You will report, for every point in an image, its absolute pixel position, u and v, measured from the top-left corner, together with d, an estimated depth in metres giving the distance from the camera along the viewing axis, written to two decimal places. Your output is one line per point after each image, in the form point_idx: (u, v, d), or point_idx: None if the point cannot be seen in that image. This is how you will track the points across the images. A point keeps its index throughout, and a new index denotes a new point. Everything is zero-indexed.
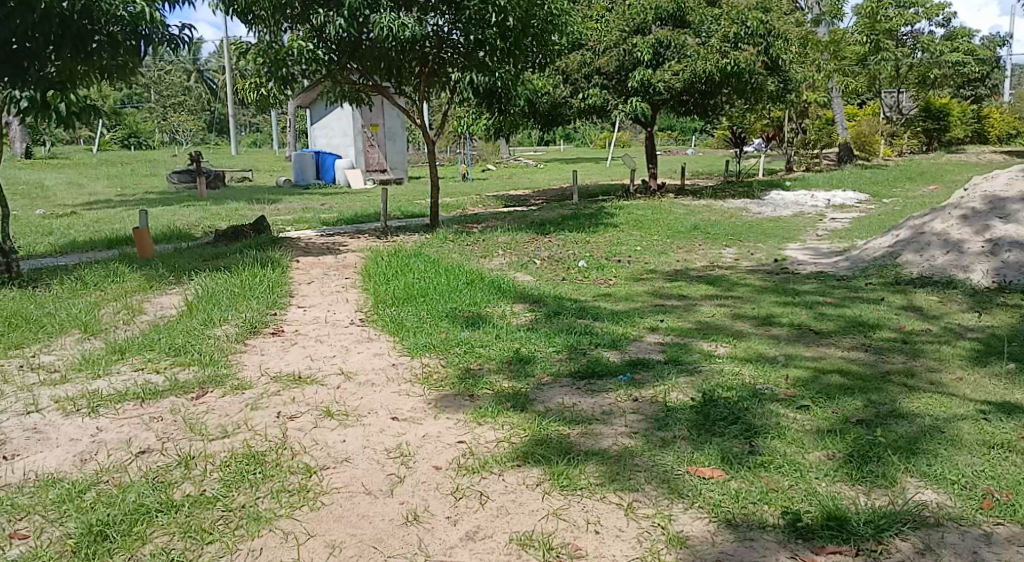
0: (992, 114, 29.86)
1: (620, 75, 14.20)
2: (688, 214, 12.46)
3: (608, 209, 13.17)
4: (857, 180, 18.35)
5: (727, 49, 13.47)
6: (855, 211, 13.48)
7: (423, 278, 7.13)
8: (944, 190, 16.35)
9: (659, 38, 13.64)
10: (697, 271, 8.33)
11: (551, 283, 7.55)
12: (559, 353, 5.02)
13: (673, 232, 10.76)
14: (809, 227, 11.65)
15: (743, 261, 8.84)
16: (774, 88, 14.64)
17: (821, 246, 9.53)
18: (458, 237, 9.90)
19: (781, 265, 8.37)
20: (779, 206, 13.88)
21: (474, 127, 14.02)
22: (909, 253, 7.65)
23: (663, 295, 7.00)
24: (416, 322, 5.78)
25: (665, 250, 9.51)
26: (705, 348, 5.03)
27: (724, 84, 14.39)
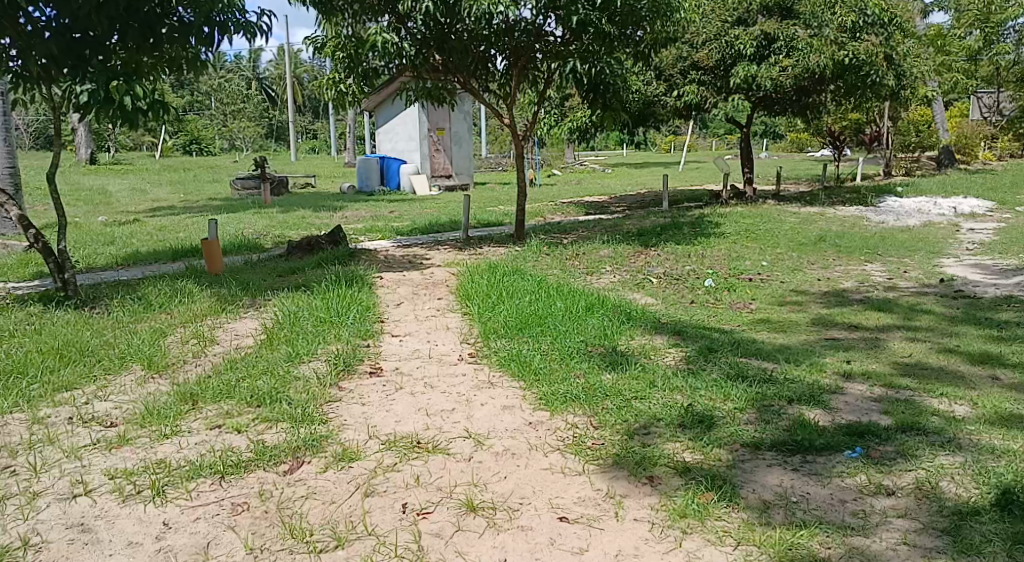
0: None
1: (720, 71, 12.95)
2: (802, 224, 11.20)
3: (709, 217, 11.97)
4: (970, 186, 16.76)
5: (843, 40, 12.20)
6: (990, 220, 12.04)
7: (534, 298, 6.04)
8: None
9: (765, 30, 12.41)
10: (848, 294, 7.09)
11: (683, 308, 6.39)
12: (747, 411, 3.92)
13: (796, 243, 9.54)
14: (948, 239, 10.25)
15: (899, 282, 7.59)
16: (892, 86, 13.26)
17: (991, 262, 8.47)
18: (556, 249, 8.84)
19: (951, 286, 7.37)
20: (900, 214, 12.47)
21: (560, 127, 12.92)
22: None
23: (828, 328, 5.88)
24: (544, 358, 4.67)
25: (795, 266, 8.28)
26: (940, 417, 3.94)
27: (836, 79, 13.05)
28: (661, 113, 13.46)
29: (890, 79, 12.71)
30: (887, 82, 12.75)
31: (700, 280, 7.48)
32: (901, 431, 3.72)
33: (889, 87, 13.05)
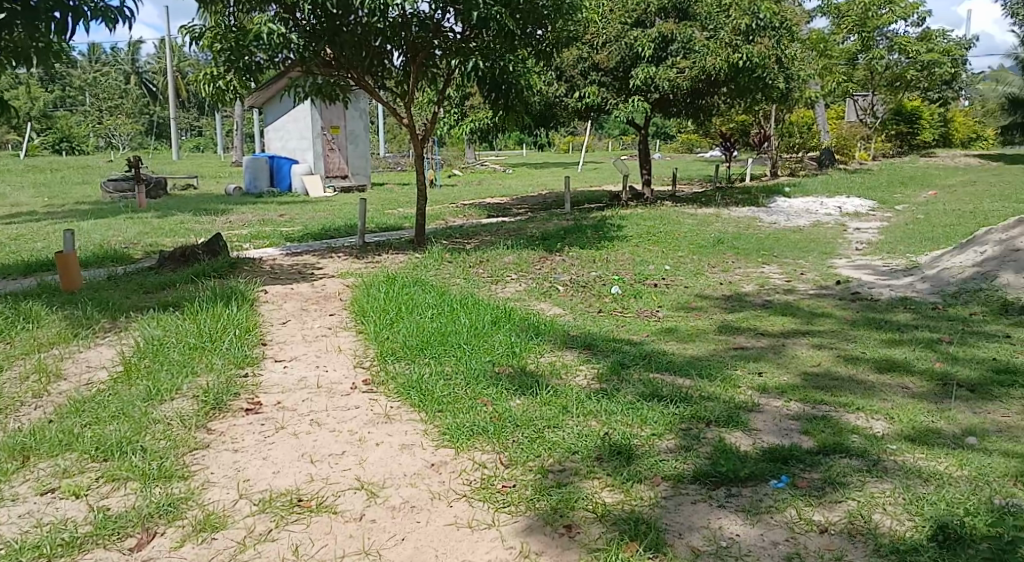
0: (956, 117, 29.41)
1: (619, 72, 12.88)
2: (701, 225, 11.23)
3: (611, 219, 11.84)
4: (851, 185, 17.40)
5: (737, 43, 12.31)
6: (874, 219, 12.45)
7: (433, 312, 5.61)
8: (947, 195, 15.51)
9: (663, 32, 12.43)
10: (752, 298, 7.02)
11: (591, 319, 6.11)
12: (667, 438, 3.64)
13: (696, 245, 9.51)
14: (839, 239, 10.49)
15: (797, 284, 7.60)
16: (783, 88, 13.59)
17: (882, 261, 8.67)
18: (457, 255, 8.43)
19: (848, 288, 7.41)
20: (791, 215, 12.75)
21: (458, 127, 12.53)
22: (1008, 274, 6.92)
23: (736, 337, 5.73)
24: (447, 382, 4.25)
25: (698, 269, 8.18)
26: (859, 435, 3.79)
27: (728, 82, 13.20)
28: (562, 114, 13.34)
29: (780, 82, 13.07)
30: (779, 85, 13.11)
31: (606, 286, 7.25)
32: (823, 454, 3.53)
33: (778, 89, 13.38)
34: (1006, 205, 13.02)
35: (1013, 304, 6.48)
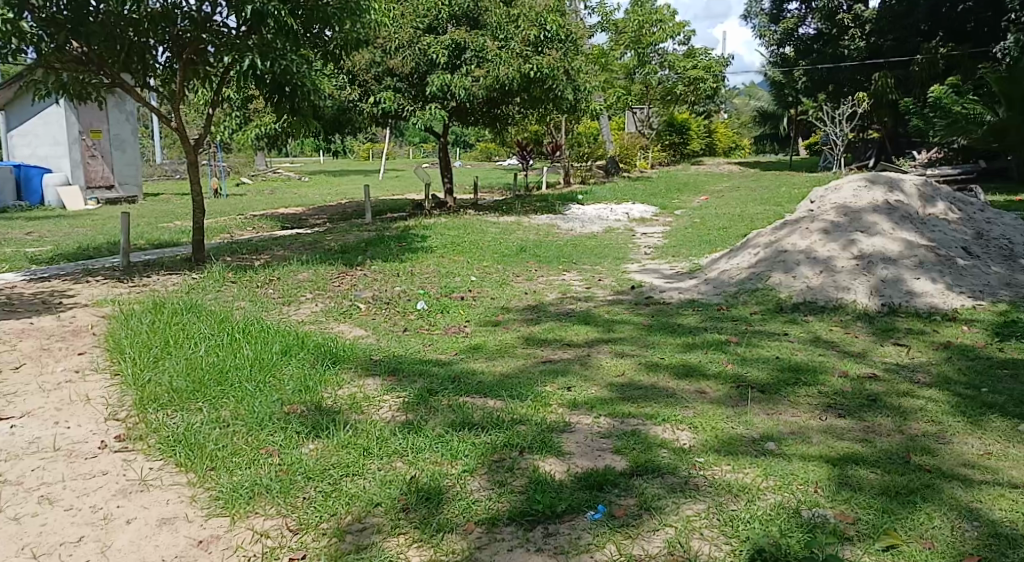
0: (719, 129, 32.06)
1: (414, 79, 12.91)
2: (502, 233, 11.22)
3: (412, 229, 11.49)
4: (638, 191, 18.34)
5: (528, 54, 12.89)
6: (661, 224, 13.11)
7: (208, 344, 4.95)
8: (720, 199, 16.75)
9: (456, 39, 12.59)
10: (555, 309, 6.96)
11: (392, 340, 5.70)
12: (477, 472, 3.35)
13: (498, 254, 9.42)
14: (631, 244, 10.86)
15: (596, 291, 7.67)
16: (572, 99, 14.15)
17: (670, 265, 9.01)
18: (242, 274, 7.66)
19: (640, 293, 7.56)
20: (586, 221, 13.14)
21: (241, 134, 11.60)
22: (779, 272, 7.35)
23: (542, 350, 5.59)
24: (222, 433, 3.72)
25: (502, 279, 8.08)
26: (669, 450, 3.71)
27: (521, 92, 13.64)
28: (357, 120, 13.06)
29: (569, 93, 13.73)
30: (567, 96, 13.76)
31: (407, 301, 6.88)
32: (637, 476, 3.39)
33: (568, 100, 14.01)
34: (770, 208, 14.23)
35: (787, 302, 6.89)
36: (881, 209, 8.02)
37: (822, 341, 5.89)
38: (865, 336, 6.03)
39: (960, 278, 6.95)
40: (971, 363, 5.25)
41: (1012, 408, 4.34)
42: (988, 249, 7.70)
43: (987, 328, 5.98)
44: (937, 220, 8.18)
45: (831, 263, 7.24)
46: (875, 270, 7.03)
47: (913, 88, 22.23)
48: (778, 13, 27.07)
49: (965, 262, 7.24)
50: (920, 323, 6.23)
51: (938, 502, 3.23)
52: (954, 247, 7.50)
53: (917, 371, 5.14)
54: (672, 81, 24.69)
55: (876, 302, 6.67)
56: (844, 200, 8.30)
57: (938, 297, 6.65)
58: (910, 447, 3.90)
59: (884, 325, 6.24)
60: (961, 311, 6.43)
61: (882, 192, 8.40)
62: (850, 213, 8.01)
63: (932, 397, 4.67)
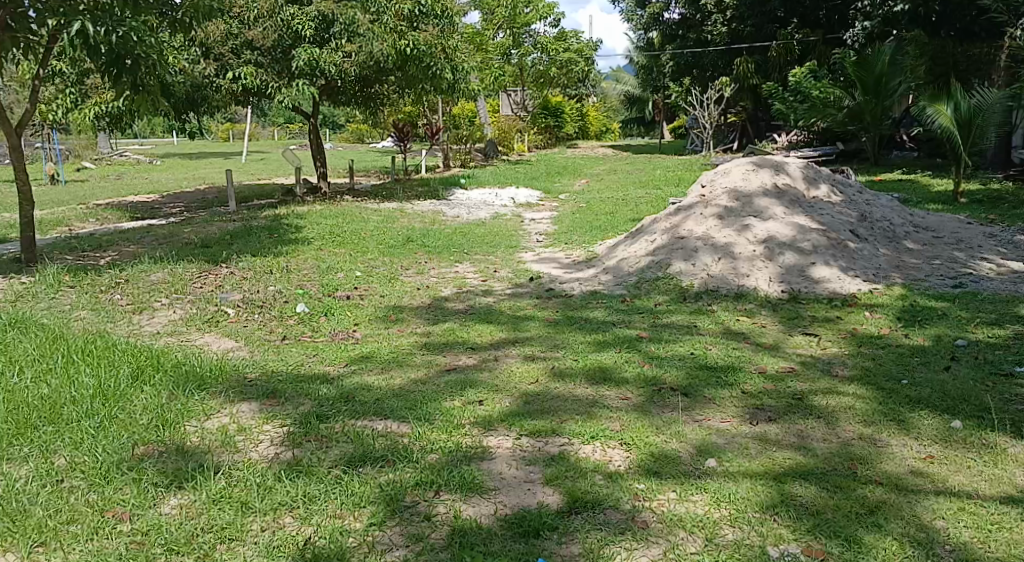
0: (591, 112, 32.40)
1: (277, 53, 12.02)
2: (384, 224, 10.61)
3: (283, 218, 10.62)
4: (518, 175, 18.04)
5: (403, 29, 12.42)
6: (547, 209, 12.84)
7: (38, 369, 4.11)
8: (600, 183, 16.72)
9: (323, 11, 11.84)
10: (451, 307, 6.43)
11: (269, 353, 4.99)
12: (388, 528, 2.83)
13: (385, 248, 8.86)
14: (520, 232, 10.52)
15: (493, 286, 7.25)
16: (451, 79, 13.65)
17: (567, 254, 8.71)
18: (84, 276, 6.63)
19: (541, 285, 7.19)
20: (471, 208, 12.70)
21: (80, 113, 10.29)
22: (679, 259, 7.13)
23: (443, 358, 5.05)
24: (54, 490, 3.06)
25: (391, 277, 7.58)
26: (602, 474, 3.26)
27: (396, 71, 13.19)
28: (214, 96, 12.14)
29: (448, 72, 13.26)
30: (445, 74, 13.23)
31: (286, 304, 6.16)
32: (574, 513, 2.94)
33: (447, 80, 13.56)
34: (651, 192, 14.29)
35: (689, 291, 6.65)
36: (771, 193, 7.94)
37: (732, 334, 5.65)
38: (773, 327, 5.83)
39: (853, 262, 6.93)
40: (883, 353, 5.12)
41: (938, 402, 4.17)
42: (874, 230, 7.77)
43: (889, 314, 5.91)
44: (824, 202, 8.19)
45: (730, 250, 7.07)
46: (772, 258, 6.92)
47: (774, 74, 23.09)
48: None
49: (856, 245, 7.24)
50: (824, 310, 6.11)
51: (900, 521, 2.95)
52: (844, 230, 7.49)
53: (834, 364, 4.95)
54: (545, 63, 24.55)
55: (778, 290, 6.54)
56: (735, 182, 8.17)
57: (836, 283, 6.59)
58: (851, 456, 3.62)
59: (789, 314, 6.08)
60: (860, 295, 6.37)
61: (769, 173, 8.33)
62: (741, 196, 7.87)
63: (855, 393, 4.46)
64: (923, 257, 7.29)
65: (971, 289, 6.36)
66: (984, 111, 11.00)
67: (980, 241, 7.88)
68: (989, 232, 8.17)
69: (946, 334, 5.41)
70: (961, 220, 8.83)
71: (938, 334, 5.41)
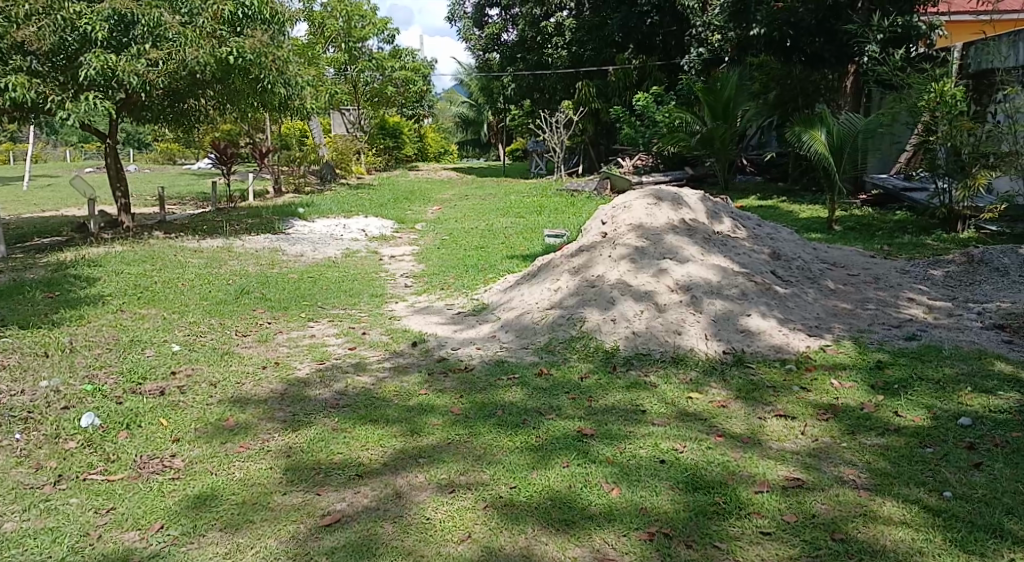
0: (429, 133, 31.15)
1: (58, 59, 9.90)
2: (211, 269, 8.73)
3: (74, 266, 8.43)
4: (361, 201, 16.34)
5: (223, 34, 10.64)
6: (405, 242, 11.32)
7: None
8: (452, 209, 15.39)
9: (116, 9, 9.78)
10: (313, 399, 4.79)
11: (34, 526, 3.33)
12: None
13: (213, 308, 7.04)
14: (380, 274, 8.99)
15: (364, 360, 5.72)
16: (285, 94, 11.83)
17: (452, 306, 7.30)
18: None
19: (426, 354, 5.83)
20: (316, 242, 10.99)
21: None
22: (594, 312, 5.91)
23: (322, 497, 3.49)
24: None
25: (223, 354, 5.79)
26: None
27: (214, 81, 11.23)
28: None
29: (281, 88, 11.48)
30: (278, 90, 11.48)
31: (77, 420, 4.34)
32: None
33: (279, 97, 11.76)
34: (514, 221, 13.14)
35: (615, 357, 5.42)
36: (681, 229, 6.89)
37: (691, 415, 4.37)
38: (736, 405, 4.63)
39: (789, 311, 5.92)
40: (887, 442, 4.03)
41: (1016, 530, 3.17)
42: (793, 269, 6.89)
43: (859, 379, 4.90)
44: (734, 238, 7.26)
45: (652, 298, 5.90)
46: (701, 306, 5.78)
47: (614, 97, 22.81)
48: (480, 17, 26.53)
49: (784, 289, 6.26)
50: (782, 378, 4.99)
51: None
52: (767, 272, 6.52)
53: (841, 465, 3.76)
54: (380, 81, 22.97)
55: (716, 348, 5.39)
56: (638, 217, 7.06)
57: (778, 336, 5.53)
58: None
59: (744, 382, 4.94)
60: (812, 354, 5.35)
61: (673, 205, 7.30)
62: (651, 233, 6.77)
63: (896, 517, 3.30)
64: (853, 301, 6.43)
65: (927, 341, 5.51)
66: (854, 137, 10.69)
67: (899, 278, 7.19)
68: (900, 268, 7.56)
69: (940, 406, 4.45)
70: (863, 254, 8.22)
71: (932, 407, 4.43)
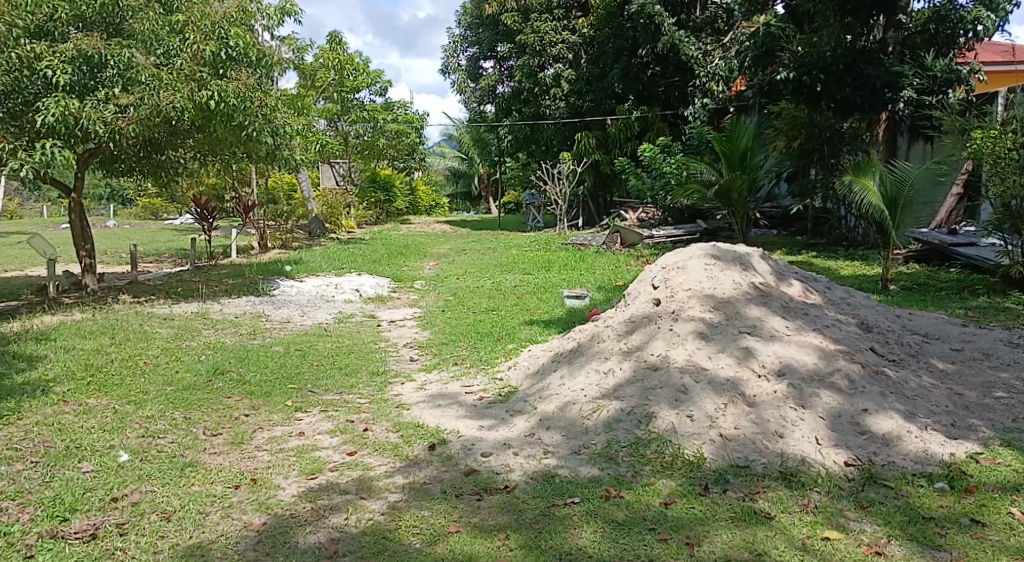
0: (420, 186, 30.12)
1: (13, 103, 8.70)
2: (181, 342, 7.41)
3: (19, 341, 7.09)
4: (352, 257, 15.08)
5: (203, 76, 9.30)
6: (405, 305, 10.02)
7: None
8: (453, 266, 14.14)
9: (81, 48, 8.63)
10: (307, 546, 3.51)
11: None
12: None
13: (177, 398, 5.67)
14: (378, 345, 7.68)
15: (372, 471, 4.42)
16: (272, 143, 10.64)
17: (469, 391, 5.95)
18: None
19: (450, 458, 4.54)
20: (304, 306, 9.69)
21: None
22: (666, 407, 4.66)
23: None
24: None
25: (185, 465, 4.46)
26: None
27: (193, 128, 10.06)
28: None
29: (267, 136, 10.23)
30: (264, 139, 10.23)
31: None
32: None
33: (263, 146, 10.46)
34: (523, 279, 11.89)
35: (704, 471, 4.16)
36: (754, 298, 5.68)
37: None
38: (896, 553, 3.44)
39: (911, 405, 4.72)
40: None
41: None
42: (891, 345, 5.70)
43: None
44: (813, 306, 6.06)
45: (737, 388, 4.70)
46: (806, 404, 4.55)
47: (616, 149, 21.68)
48: (475, 68, 25.62)
49: (895, 375, 5.06)
50: (938, 505, 3.79)
51: None
52: (866, 351, 5.33)
53: None
54: (372, 132, 21.95)
55: (837, 464, 4.18)
56: (700, 282, 5.85)
57: (911, 443, 4.33)
58: None
59: (891, 515, 3.72)
60: (962, 467, 4.15)
61: (738, 268, 6.09)
62: (720, 304, 5.54)
63: None
64: (976, 386, 5.24)
65: None
66: (909, 187, 9.62)
67: (1011, 353, 6.03)
68: (1007, 341, 6.38)
69: None
70: (951, 322, 7.05)
71: None
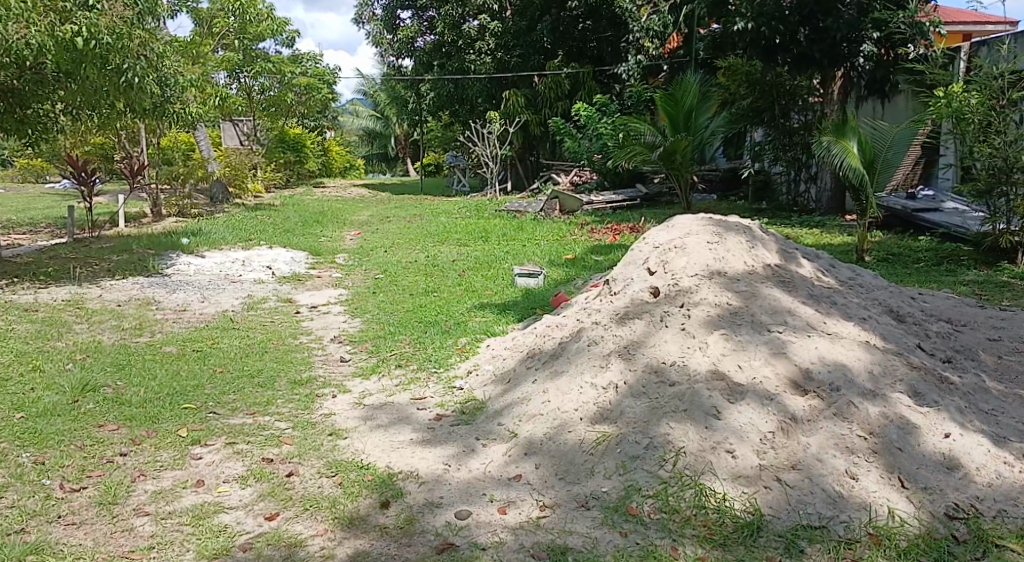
0: (333, 147, 28.09)
1: None
2: (40, 343, 5.83)
3: None
4: (262, 225, 13.38)
5: (67, 7, 7.55)
6: (327, 285, 8.57)
7: None
8: (377, 236, 12.67)
9: None
10: None
11: None
12: None
13: (24, 432, 4.17)
14: (299, 340, 6.27)
15: (306, 545, 3.16)
16: (160, 93, 8.88)
17: (421, 406, 4.67)
18: None
19: (415, 519, 3.31)
20: (206, 288, 8.13)
21: None
22: (696, 433, 3.54)
23: None
24: None
25: (28, 551, 3.10)
26: None
27: (59, 73, 8.27)
28: None
29: (152, 84, 8.50)
30: (149, 87, 8.49)
31: None
32: None
33: (149, 97, 8.72)
34: (460, 252, 10.56)
35: (765, 534, 3.09)
36: (772, 282, 4.61)
37: None
38: None
39: (992, 423, 3.76)
40: None
41: None
42: (931, 338, 4.75)
43: None
44: (833, 289, 5.05)
45: (784, 409, 3.63)
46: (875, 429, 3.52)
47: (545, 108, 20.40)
48: (391, 20, 23.33)
49: (957, 379, 4.09)
50: None
51: None
52: (914, 349, 4.35)
53: None
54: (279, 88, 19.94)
55: (934, 515, 3.18)
56: (706, 261, 4.74)
57: (1013, 480, 3.36)
58: None
59: None
60: None
61: (747, 242, 5.01)
62: (737, 289, 4.45)
63: None
64: None
65: None
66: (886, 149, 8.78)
67: None
68: None
69: None
70: (967, 303, 6.17)
71: None
